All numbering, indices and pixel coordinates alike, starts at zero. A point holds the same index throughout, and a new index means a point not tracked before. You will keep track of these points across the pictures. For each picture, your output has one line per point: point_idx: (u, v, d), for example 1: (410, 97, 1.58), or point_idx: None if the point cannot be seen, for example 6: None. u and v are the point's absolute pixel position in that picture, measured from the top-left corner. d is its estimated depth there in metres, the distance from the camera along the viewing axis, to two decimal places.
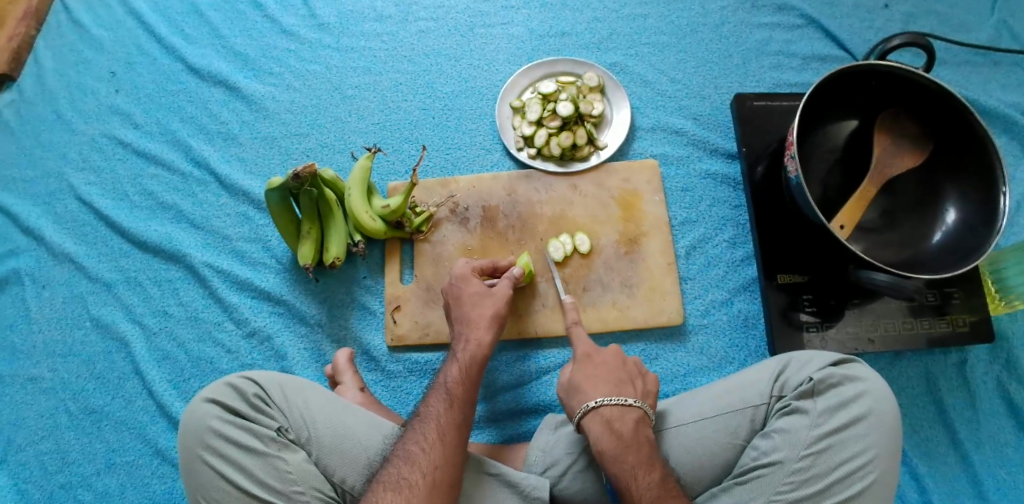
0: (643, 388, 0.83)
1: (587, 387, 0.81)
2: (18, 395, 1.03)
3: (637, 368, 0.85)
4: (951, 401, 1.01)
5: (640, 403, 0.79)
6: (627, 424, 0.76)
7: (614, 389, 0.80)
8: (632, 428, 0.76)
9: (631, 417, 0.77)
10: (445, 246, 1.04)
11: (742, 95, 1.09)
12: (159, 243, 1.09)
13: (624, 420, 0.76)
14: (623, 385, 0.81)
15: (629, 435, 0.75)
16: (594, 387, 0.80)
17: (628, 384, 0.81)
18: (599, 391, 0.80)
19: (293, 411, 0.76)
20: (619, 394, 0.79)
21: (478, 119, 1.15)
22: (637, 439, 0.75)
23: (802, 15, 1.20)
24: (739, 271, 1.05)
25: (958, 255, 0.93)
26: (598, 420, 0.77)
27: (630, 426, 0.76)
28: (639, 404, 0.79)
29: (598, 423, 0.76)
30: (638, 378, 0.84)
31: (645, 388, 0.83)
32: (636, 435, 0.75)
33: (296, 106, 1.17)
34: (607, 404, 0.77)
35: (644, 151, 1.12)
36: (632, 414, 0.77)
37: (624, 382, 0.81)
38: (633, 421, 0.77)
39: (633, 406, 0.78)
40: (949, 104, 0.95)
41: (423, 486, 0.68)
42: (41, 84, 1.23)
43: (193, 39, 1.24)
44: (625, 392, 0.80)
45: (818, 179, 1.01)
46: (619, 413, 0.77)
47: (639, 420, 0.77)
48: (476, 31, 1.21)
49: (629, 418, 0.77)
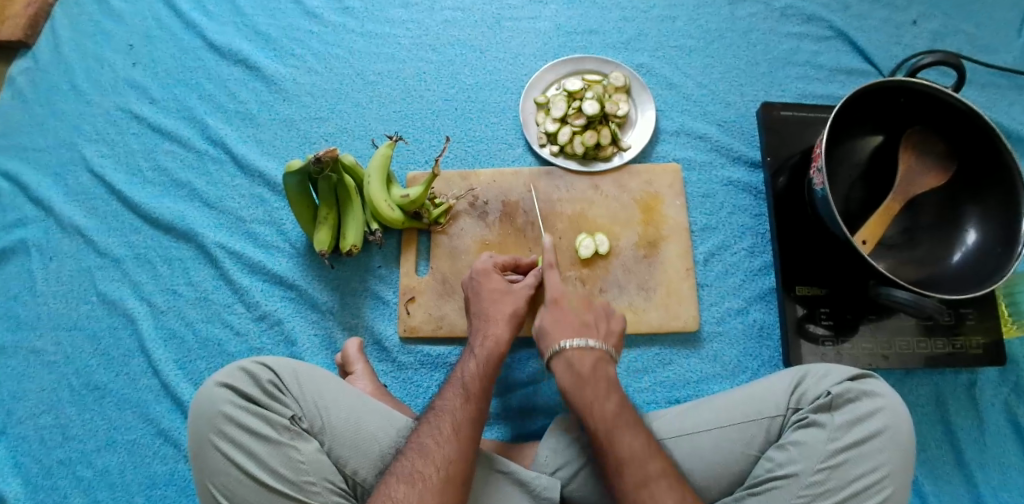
0: (608, 329, 0.84)
1: (553, 329, 0.83)
2: (20, 366, 1.02)
3: (603, 311, 0.86)
4: (958, 421, 1.01)
5: (602, 344, 0.81)
6: (587, 362, 0.78)
7: (578, 332, 0.82)
8: (592, 366, 0.78)
9: (592, 356, 0.79)
10: (463, 240, 1.03)
11: (769, 104, 1.09)
12: (170, 220, 1.07)
13: (585, 360, 0.79)
14: (587, 328, 0.82)
15: (588, 372, 0.78)
16: (559, 328, 0.82)
17: (592, 327, 0.83)
18: (565, 333, 0.82)
19: (307, 399, 0.75)
20: (582, 335, 0.81)
21: (500, 113, 1.13)
22: (595, 375, 0.77)
23: (831, 27, 1.19)
24: (757, 280, 1.04)
25: (977, 277, 0.93)
26: (563, 361, 0.79)
27: (589, 364, 0.78)
28: (600, 346, 0.80)
29: (562, 365, 0.79)
30: (605, 321, 0.85)
31: (611, 329, 0.84)
32: (595, 372, 0.78)
33: (316, 89, 1.16)
34: (571, 347, 0.80)
35: (667, 154, 1.11)
36: (593, 354, 0.79)
37: (588, 326, 0.83)
38: (594, 359, 0.79)
39: (595, 347, 0.80)
40: (977, 125, 0.94)
41: (436, 481, 0.68)
42: (57, 53, 1.21)
43: (214, 16, 1.22)
44: (588, 335, 0.81)
45: (841, 193, 1.01)
46: (580, 354, 0.79)
47: (599, 359, 0.79)
48: (503, 24, 1.19)
49: (590, 356, 0.79)
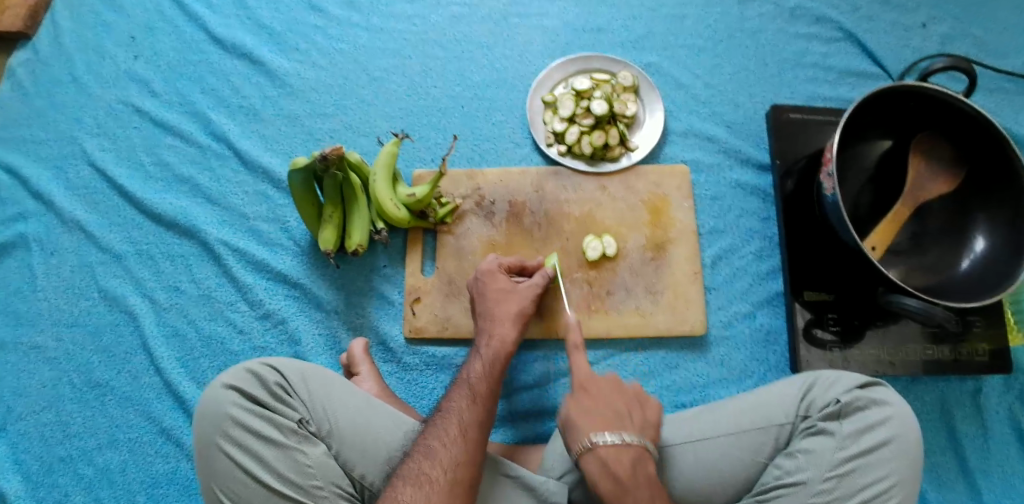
0: (642, 419, 0.76)
1: (583, 422, 0.73)
2: (20, 362, 1.01)
3: (635, 397, 0.78)
4: (962, 427, 1.01)
5: (638, 438, 0.72)
6: (625, 464, 0.70)
7: (610, 424, 0.73)
8: (631, 468, 0.70)
9: (630, 456, 0.70)
10: (469, 240, 1.02)
11: (778, 107, 1.08)
12: (173, 216, 1.06)
13: (622, 460, 0.70)
14: (621, 420, 0.74)
15: (629, 477, 0.69)
16: (589, 420, 0.73)
17: (625, 417, 0.75)
18: (595, 425, 0.73)
19: (315, 402, 0.74)
20: (616, 427, 0.72)
21: (508, 112, 1.12)
22: (636, 478, 0.69)
23: (841, 28, 1.19)
24: (764, 284, 1.04)
25: (985, 285, 0.92)
26: (595, 460, 0.70)
27: (628, 466, 0.70)
28: (636, 440, 0.72)
29: (595, 466, 0.70)
30: (637, 408, 0.77)
31: (645, 418, 0.76)
32: (635, 473, 0.69)
33: (321, 84, 1.14)
34: (606, 445, 0.70)
35: (675, 155, 1.10)
36: (631, 452, 0.71)
37: (621, 417, 0.74)
38: (632, 458, 0.70)
39: (632, 444, 0.71)
40: (986, 131, 0.93)
41: (443, 483, 0.67)
42: (57, 44, 1.19)
43: (217, 8, 1.20)
44: (623, 427, 0.73)
45: (849, 198, 1.01)
46: (617, 454, 0.70)
47: (638, 457, 0.71)
48: (510, 20, 1.18)
49: (627, 457, 0.70)
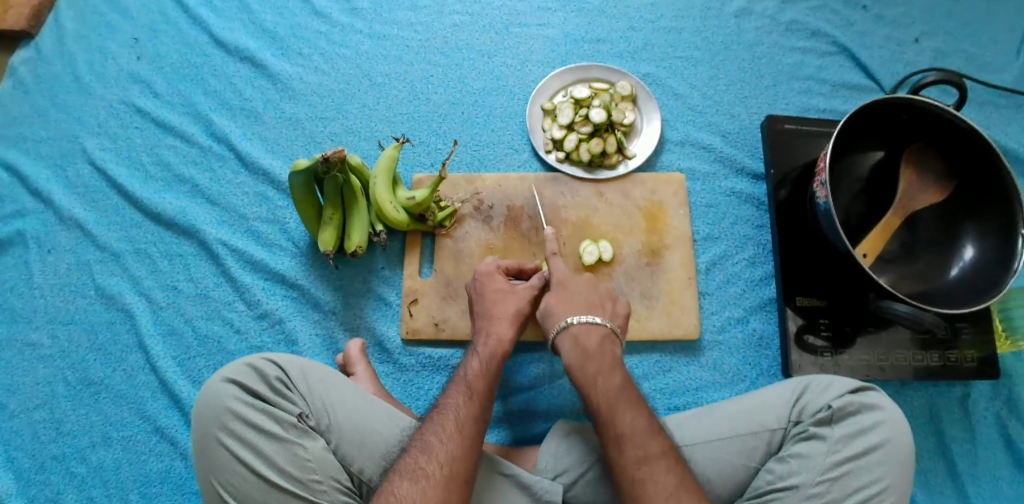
0: (613, 310, 0.85)
1: (558, 306, 0.84)
2: (14, 359, 1.01)
3: (609, 294, 0.87)
4: (952, 434, 1.02)
5: (608, 323, 0.82)
6: (593, 340, 0.80)
7: (583, 309, 0.83)
8: (598, 343, 0.80)
9: (598, 334, 0.81)
10: (467, 243, 1.03)
11: (773, 117, 1.10)
12: (172, 215, 1.07)
13: (591, 335, 0.80)
14: (595, 306, 0.84)
15: (594, 349, 0.79)
16: (565, 306, 0.83)
17: (597, 306, 0.84)
18: (571, 310, 0.83)
19: (314, 397, 0.75)
20: (590, 314, 0.82)
21: (507, 118, 1.14)
22: (601, 351, 0.79)
23: (834, 42, 1.21)
24: (757, 290, 1.05)
25: (974, 293, 0.94)
26: (567, 337, 0.81)
27: (595, 341, 0.80)
28: (606, 326, 0.82)
29: (566, 339, 0.81)
30: (610, 302, 0.86)
31: (616, 311, 0.86)
32: (601, 349, 0.80)
33: (322, 88, 1.16)
34: (576, 325, 0.81)
35: (671, 164, 1.12)
36: (600, 331, 0.81)
37: (595, 303, 0.84)
38: (600, 336, 0.81)
39: (602, 325, 0.82)
40: (976, 144, 0.96)
41: (440, 478, 0.67)
42: (61, 44, 1.20)
43: (221, 12, 1.22)
44: (594, 312, 0.83)
45: (842, 207, 1.03)
46: (586, 330, 0.81)
47: (605, 337, 0.81)
48: (511, 29, 1.20)
49: (596, 335, 0.81)
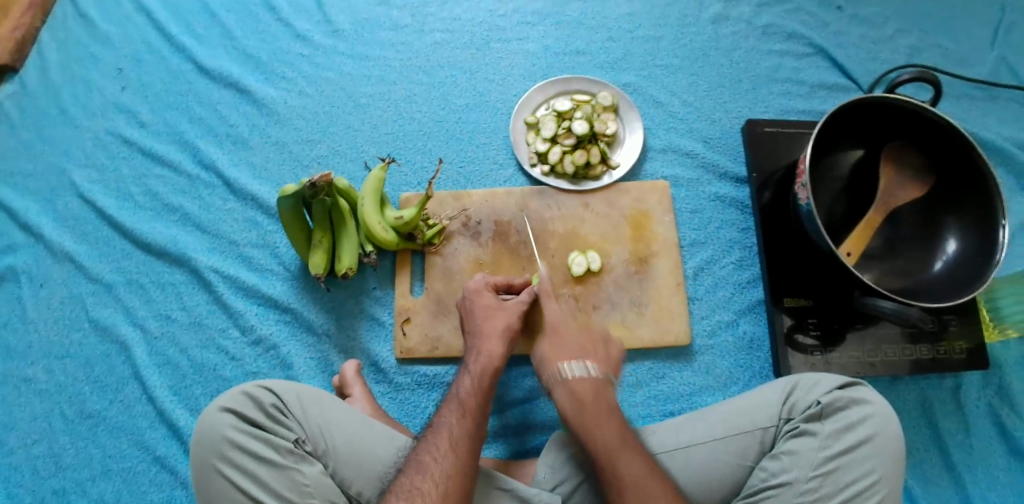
0: (607, 354, 0.86)
1: (554, 356, 0.84)
2: (11, 395, 1.01)
3: (601, 336, 0.87)
4: (944, 425, 1.03)
5: (601, 370, 0.83)
6: (587, 390, 0.80)
7: (577, 356, 0.84)
8: (593, 393, 0.80)
9: (592, 383, 0.81)
10: (457, 260, 1.04)
11: (754, 122, 1.12)
12: (163, 245, 1.07)
13: (585, 384, 0.80)
14: (587, 353, 0.84)
15: (590, 399, 0.79)
16: (560, 356, 0.84)
17: (591, 352, 0.85)
18: (565, 360, 0.83)
19: (310, 422, 0.75)
20: (582, 360, 0.83)
21: (491, 133, 1.15)
22: (596, 401, 0.79)
23: (811, 44, 1.23)
24: (745, 292, 1.06)
25: (959, 285, 0.95)
26: (563, 387, 0.81)
27: (590, 390, 0.80)
28: (600, 372, 0.82)
29: (563, 392, 0.81)
30: (603, 345, 0.86)
31: (609, 354, 0.86)
32: (596, 398, 0.79)
33: (307, 111, 1.17)
34: (570, 374, 0.81)
35: (655, 171, 1.13)
36: (593, 379, 0.81)
37: (588, 351, 0.84)
38: (594, 385, 0.80)
39: (594, 374, 0.82)
40: (952, 139, 0.97)
41: (436, 495, 0.68)
42: (44, 78, 1.21)
43: (203, 40, 1.23)
44: (587, 358, 0.83)
45: (824, 206, 1.04)
46: (581, 381, 0.81)
47: (599, 386, 0.81)
48: (491, 45, 1.21)
49: (590, 385, 0.80)
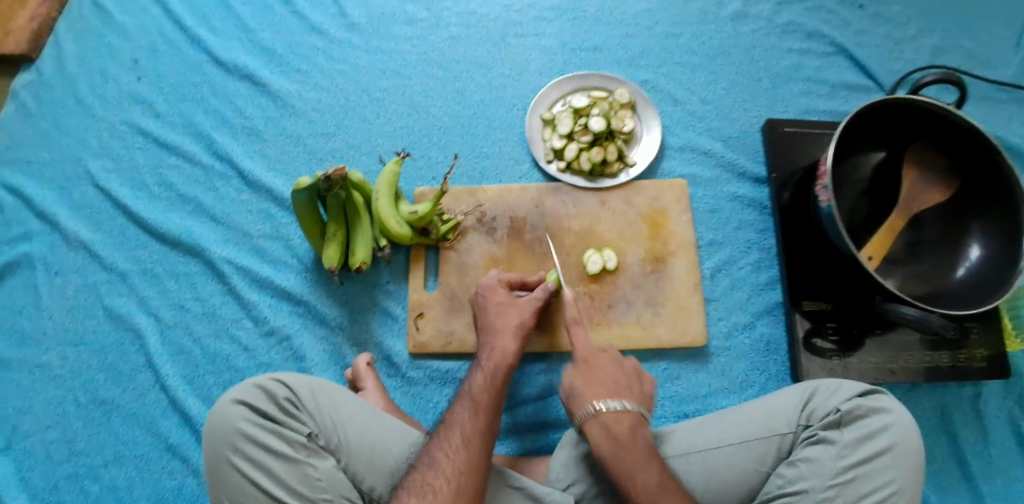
0: (641, 390, 0.82)
1: (587, 391, 0.80)
2: (25, 381, 1.01)
3: (634, 370, 0.84)
4: (964, 434, 1.01)
5: (636, 406, 0.79)
6: (624, 428, 0.76)
7: (612, 393, 0.80)
8: (629, 431, 0.76)
9: (628, 420, 0.77)
10: (471, 255, 1.03)
11: (774, 121, 1.10)
12: (177, 235, 1.07)
13: (622, 424, 0.76)
14: (620, 388, 0.81)
15: (626, 437, 0.75)
16: (593, 390, 0.80)
17: (625, 388, 0.81)
18: (598, 395, 0.79)
19: (323, 416, 0.75)
20: (617, 397, 0.79)
21: (507, 129, 1.14)
22: (634, 440, 0.75)
23: (832, 43, 1.21)
24: (763, 294, 1.05)
25: (982, 292, 0.93)
26: (597, 424, 0.77)
27: (626, 428, 0.76)
28: (635, 408, 0.78)
29: (597, 428, 0.76)
30: (637, 381, 0.83)
31: (643, 391, 0.82)
32: (633, 437, 0.75)
33: (322, 104, 1.16)
34: (605, 410, 0.77)
35: (673, 169, 1.12)
36: (630, 417, 0.77)
37: (621, 386, 0.81)
38: (631, 423, 0.77)
39: (631, 410, 0.78)
40: (977, 142, 0.95)
41: (448, 492, 0.67)
42: (62, 67, 1.21)
43: (219, 32, 1.23)
44: (622, 396, 0.79)
45: (845, 209, 1.02)
46: (617, 418, 0.77)
47: (636, 423, 0.77)
48: (508, 40, 1.20)
49: (627, 422, 0.77)
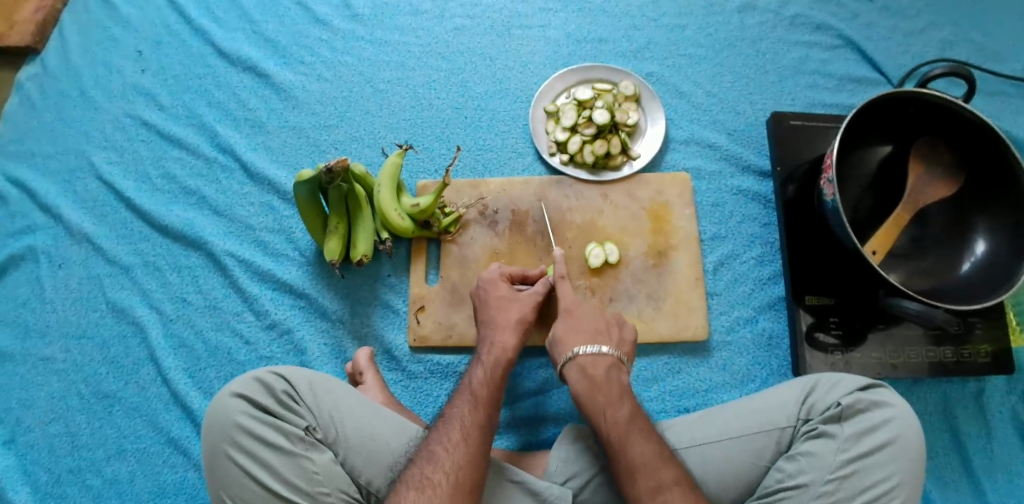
0: (620, 336, 0.86)
1: (568, 337, 0.84)
2: (29, 374, 1.02)
3: (614, 319, 0.87)
4: (966, 430, 1.01)
5: (614, 352, 0.82)
6: (600, 369, 0.80)
7: (591, 338, 0.83)
8: (605, 373, 0.80)
9: (605, 362, 0.81)
10: (473, 248, 1.03)
11: (779, 114, 1.09)
12: (179, 228, 1.07)
13: (598, 365, 0.80)
14: (601, 334, 0.84)
15: (602, 378, 0.79)
16: (573, 335, 0.84)
17: (604, 335, 0.84)
18: (579, 340, 0.83)
19: (322, 410, 0.75)
20: (595, 341, 0.83)
21: (510, 121, 1.13)
22: (609, 382, 0.79)
23: (840, 35, 1.20)
24: (766, 289, 1.04)
25: (987, 287, 0.92)
26: (575, 367, 0.81)
27: (603, 370, 0.80)
28: (612, 352, 0.82)
29: (575, 370, 0.81)
30: (617, 328, 0.86)
31: (623, 337, 0.86)
32: (609, 378, 0.80)
33: (325, 97, 1.16)
34: (583, 354, 0.81)
35: (677, 163, 1.11)
36: (606, 360, 0.81)
37: (601, 331, 0.84)
38: (608, 365, 0.81)
39: (608, 353, 0.82)
40: (985, 136, 0.94)
41: (447, 486, 0.67)
42: (65, 59, 1.21)
43: (223, 23, 1.22)
44: (600, 341, 0.83)
45: (850, 203, 1.01)
46: (594, 360, 0.81)
47: (612, 366, 0.81)
48: (512, 32, 1.19)
49: (603, 363, 0.81)
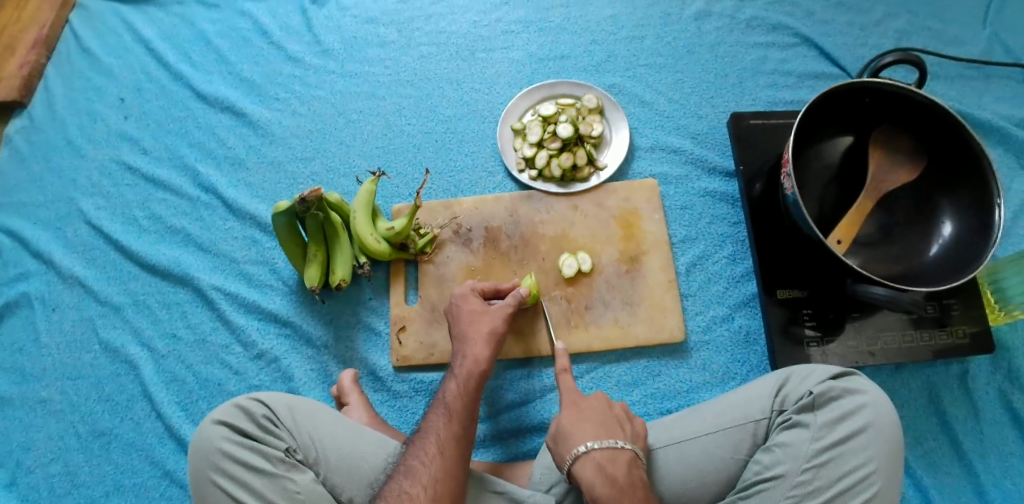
0: (633, 431, 0.80)
1: (577, 431, 0.77)
2: (27, 417, 1.05)
3: (624, 412, 0.82)
4: (953, 412, 1.01)
5: (630, 446, 0.77)
6: (619, 467, 0.73)
7: (603, 432, 0.77)
8: (625, 471, 0.73)
9: (623, 459, 0.74)
10: (449, 267, 1.05)
11: (738, 114, 1.11)
12: (166, 266, 1.11)
13: (616, 463, 0.74)
14: (613, 427, 0.78)
15: (624, 478, 0.72)
16: (585, 429, 0.77)
17: (618, 428, 0.79)
18: (590, 434, 0.77)
19: (301, 431, 0.77)
20: (609, 437, 0.77)
21: (480, 142, 1.17)
22: (631, 481, 0.72)
23: (796, 34, 1.23)
24: (739, 287, 1.06)
25: (955, 268, 0.94)
26: (589, 464, 0.74)
27: (623, 469, 0.73)
28: (629, 447, 0.76)
29: (589, 468, 0.73)
30: (627, 421, 0.81)
31: (636, 431, 0.80)
32: (630, 477, 0.73)
33: (301, 130, 1.20)
34: (598, 448, 0.74)
35: (644, 170, 1.14)
36: (625, 456, 0.75)
37: (614, 424, 0.79)
38: (626, 462, 0.74)
39: (624, 449, 0.76)
40: (942, 120, 0.96)
41: (424, 498, 0.69)
42: (51, 111, 1.26)
43: (200, 66, 1.27)
44: (614, 435, 0.77)
45: (815, 196, 1.03)
46: (611, 456, 0.74)
47: (630, 462, 0.75)
48: (477, 55, 1.24)
49: (622, 461, 0.74)
